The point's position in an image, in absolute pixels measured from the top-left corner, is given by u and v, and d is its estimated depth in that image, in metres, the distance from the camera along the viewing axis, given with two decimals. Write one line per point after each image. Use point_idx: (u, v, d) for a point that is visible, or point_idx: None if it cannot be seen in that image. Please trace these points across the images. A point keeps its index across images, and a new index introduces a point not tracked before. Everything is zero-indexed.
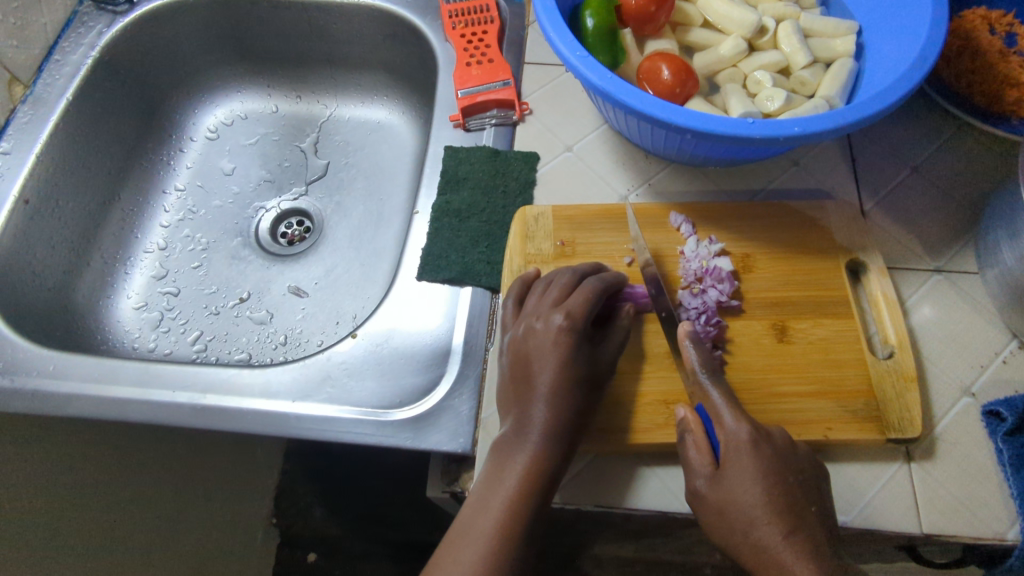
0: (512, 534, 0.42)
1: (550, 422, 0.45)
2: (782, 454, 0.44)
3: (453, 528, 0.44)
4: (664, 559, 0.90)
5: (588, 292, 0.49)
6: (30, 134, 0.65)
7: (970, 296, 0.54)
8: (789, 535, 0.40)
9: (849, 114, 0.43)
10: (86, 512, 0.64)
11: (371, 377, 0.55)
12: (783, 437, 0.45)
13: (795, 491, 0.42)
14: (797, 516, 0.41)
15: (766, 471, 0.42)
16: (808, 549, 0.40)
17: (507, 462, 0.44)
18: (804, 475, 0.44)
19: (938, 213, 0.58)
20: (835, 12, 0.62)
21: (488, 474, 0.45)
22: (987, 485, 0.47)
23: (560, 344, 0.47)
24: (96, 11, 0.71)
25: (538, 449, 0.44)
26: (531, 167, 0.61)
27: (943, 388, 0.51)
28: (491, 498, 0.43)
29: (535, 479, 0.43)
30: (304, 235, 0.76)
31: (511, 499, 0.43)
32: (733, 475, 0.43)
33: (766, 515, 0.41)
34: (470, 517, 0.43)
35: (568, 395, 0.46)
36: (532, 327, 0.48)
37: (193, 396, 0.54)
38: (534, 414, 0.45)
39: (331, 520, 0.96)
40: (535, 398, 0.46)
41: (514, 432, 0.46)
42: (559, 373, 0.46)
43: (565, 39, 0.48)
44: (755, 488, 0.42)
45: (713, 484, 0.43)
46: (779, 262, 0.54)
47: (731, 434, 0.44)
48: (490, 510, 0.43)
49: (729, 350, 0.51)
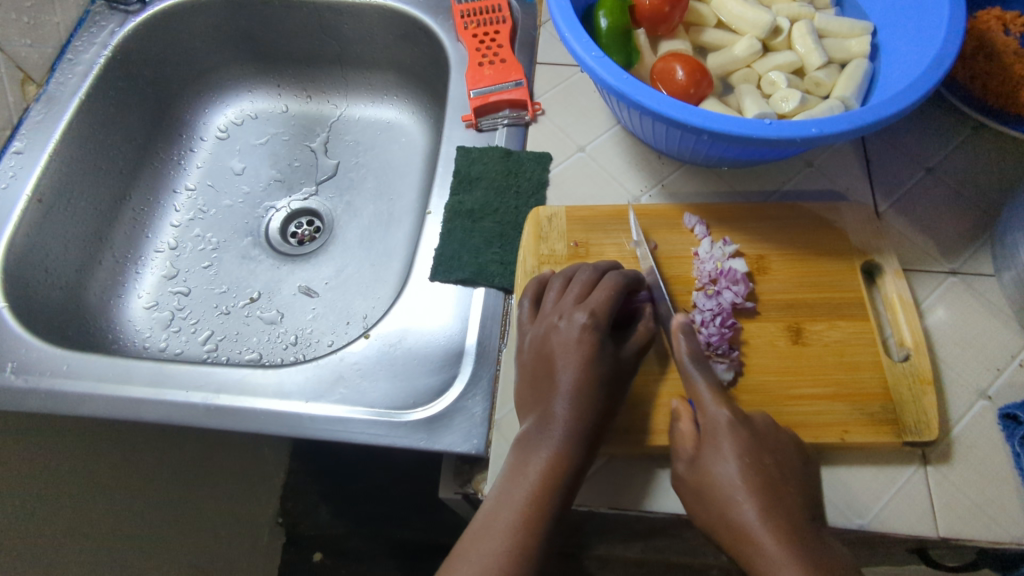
0: (534, 529, 0.42)
1: (571, 421, 0.45)
2: (762, 436, 0.44)
3: (473, 524, 0.43)
4: (671, 560, 0.90)
5: (612, 291, 0.49)
6: (43, 134, 0.65)
7: (985, 298, 0.54)
8: (763, 515, 0.41)
9: (869, 115, 0.43)
10: (95, 511, 0.64)
11: (384, 377, 0.55)
12: (765, 421, 0.45)
13: (773, 471, 0.43)
14: (774, 496, 0.41)
15: (741, 451, 0.43)
16: (782, 526, 0.40)
17: (531, 458, 0.44)
18: (786, 455, 0.44)
19: (953, 215, 0.57)
20: (850, 13, 0.61)
21: (509, 470, 0.45)
22: (1005, 488, 0.47)
23: (584, 342, 0.47)
24: (108, 10, 0.71)
25: (560, 446, 0.44)
26: (544, 168, 0.61)
27: (960, 391, 0.50)
28: (513, 490, 0.43)
29: (558, 476, 0.43)
30: (313, 235, 0.76)
31: (532, 494, 0.43)
32: (711, 456, 0.43)
33: (742, 494, 0.42)
34: (491, 511, 0.43)
35: (593, 393, 0.46)
36: (556, 325, 0.48)
37: (207, 395, 0.54)
38: (557, 410, 0.45)
39: (337, 520, 0.96)
40: (558, 394, 0.46)
41: (538, 427, 0.45)
42: (582, 371, 0.46)
43: (580, 39, 0.48)
44: (731, 467, 0.42)
45: (691, 465, 0.44)
46: (793, 264, 0.54)
47: (710, 419, 0.45)
48: (513, 503, 0.43)
49: (745, 352, 0.51)
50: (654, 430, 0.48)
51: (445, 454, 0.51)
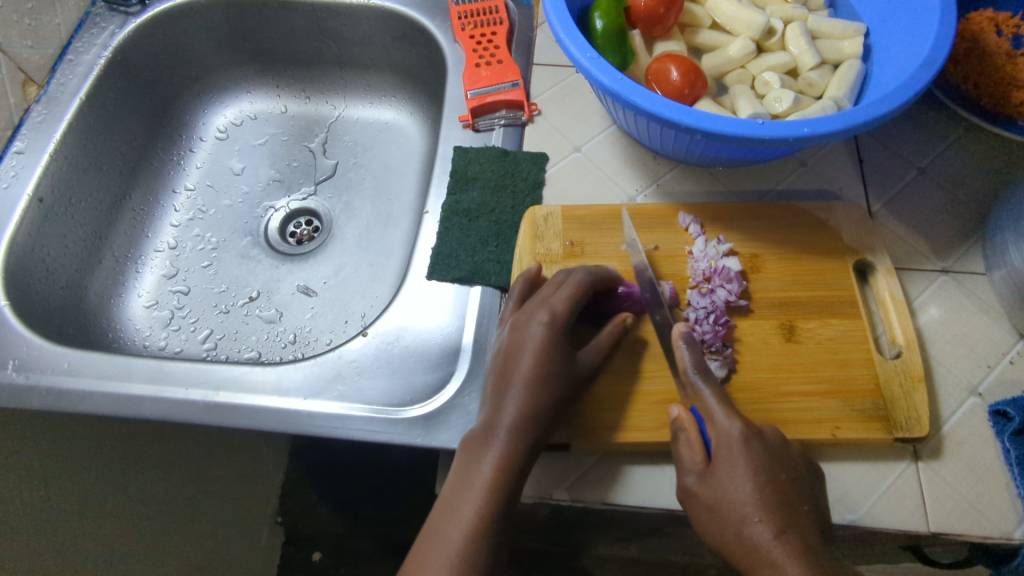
0: (481, 528, 0.43)
1: (517, 419, 0.45)
2: (775, 453, 0.44)
3: (430, 519, 0.45)
4: (669, 559, 0.90)
5: (576, 290, 0.49)
6: (45, 134, 0.65)
7: (978, 297, 0.54)
8: (780, 534, 0.40)
9: (859, 116, 0.44)
10: (93, 506, 0.64)
11: (382, 374, 0.56)
12: (776, 435, 0.45)
13: (787, 489, 0.42)
14: (790, 515, 0.41)
15: (756, 469, 0.43)
16: (799, 546, 0.40)
17: (478, 456, 0.45)
18: (798, 474, 0.44)
19: (945, 215, 0.58)
20: (844, 15, 0.62)
21: (459, 469, 0.45)
22: (994, 484, 0.47)
23: (537, 341, 0.47)
24: (109, 12, 0.72)
25: (506, 445, 0.45)
26: (540, 167, 0.62)
27: (951, 388, 0.51)
28: (460, 491, 0.44)
29: (504, 475, 0.44)
30: (312, 235, 0.76)
31: (481, 492, 0.43)
32: (725, 472, 0.43)
33: (757, 512, 0.41)
34: (442, 513, 0.44)
35: (544, 393, 0.46)
36: (516, 322, 0.49)
37: (207, 392, 0.55)
38: (507, 407, 0.46)
39: (337, 518, 0.97)
40: (509, 391, 0.46)
41: (484, 427, 0.46)
42: (535, 369, 0.46)
43: (576, 41, 0.48)
44: (747, 484, 0.42)
45: (703, 481, 0.44)
46: (787, 263, 0.54)
47: (722, 432, 0.44)
48: (460, 505, 0.44)
49: (738, 349, 0.51)
50: (650, 428, 0.49)
51: (441, 451, 0.52)
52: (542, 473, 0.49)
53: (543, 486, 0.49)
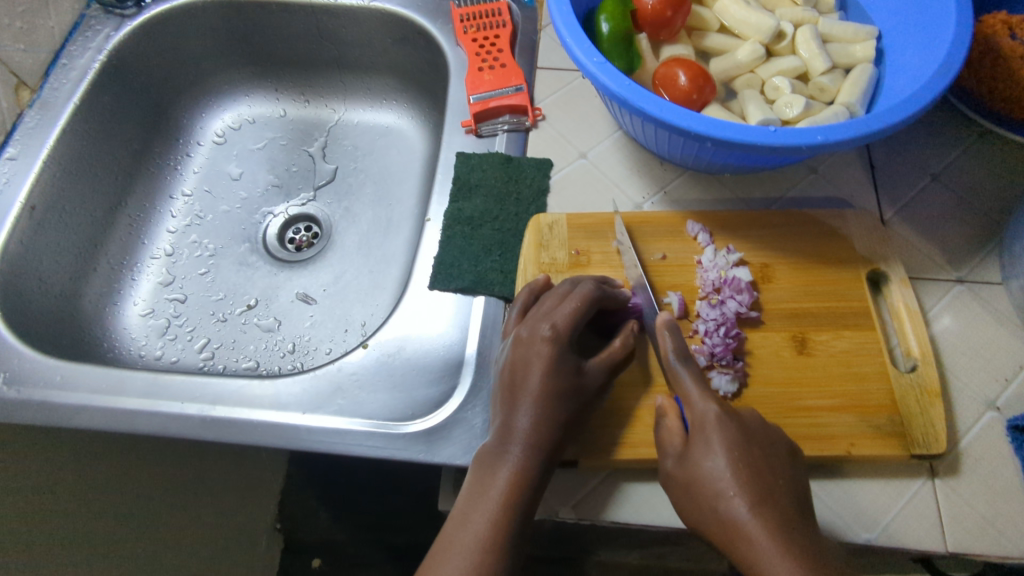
0: (494, 546, 0.42)
1: (530, 435, 0.44)
2: (751, 430, 0.43)
3: (442, 532, 0.44)
4: (673, 567, 0.89)
5: (581, 300, 0.48)
6: (37, 140, 0.64)
7: (994, 308, 0.53)
8: (755, 508, 0.39)
9: (874, 122, 0.42)
10: (86, 520, 0.63)
11: (383, 388, 0.55)
12: (753, 416, 0.44)
13: (763, 464, 0.41)
14: (766, 490, 0.40)
15: (730, 444, 0.42)
16: (774, 520, 0.39)
17: (491, 475, 0.44)
18: (775, 450, 0.43)
19: (959, 223, 0.57)
20: (854, 19, 0.61)
21: (470, 487, 0.44)
22: (1013, 501, 0.46)
23: (544, 355, 0.46)
24: (103, 14, 0.70)
25: (519, 462, 0.43)
26: (545, 174, 0.60)
27: (968, 402, 0.49)
28: (473, 511, 0.43)
29: (518, 492, 0.43)
30: (311, 241, 0.75)
31: (496, 509, 0.42)
32: (700, 451, 0.42)
33: (732, 487, 0.40)
34: (453, 532, 0.43)
35: (555, 408, 0.45)
36: (521, 336, 0.48)
37: (202, 407, 0.53)
38: (519, 423, 0.45)
39: (337, 526, 0.95)
40: (519, 407, 0.45)
41: (497, 443, 0.45)
42: (545, 383, 0.45)
43: (582, 46, 0.47)
44: (720, 459, 0.41)
45: (680, 462, 0.43)
46: (798, 272, 0.53)
47: (698, 413, 0.44)
48: (473, 524, 0.42)
49: (749, 362, 0.50)
50: None
51: (444, 467, 0.51)
52: (549, 490, 0.48)
53: (550, 504, 0.48)
